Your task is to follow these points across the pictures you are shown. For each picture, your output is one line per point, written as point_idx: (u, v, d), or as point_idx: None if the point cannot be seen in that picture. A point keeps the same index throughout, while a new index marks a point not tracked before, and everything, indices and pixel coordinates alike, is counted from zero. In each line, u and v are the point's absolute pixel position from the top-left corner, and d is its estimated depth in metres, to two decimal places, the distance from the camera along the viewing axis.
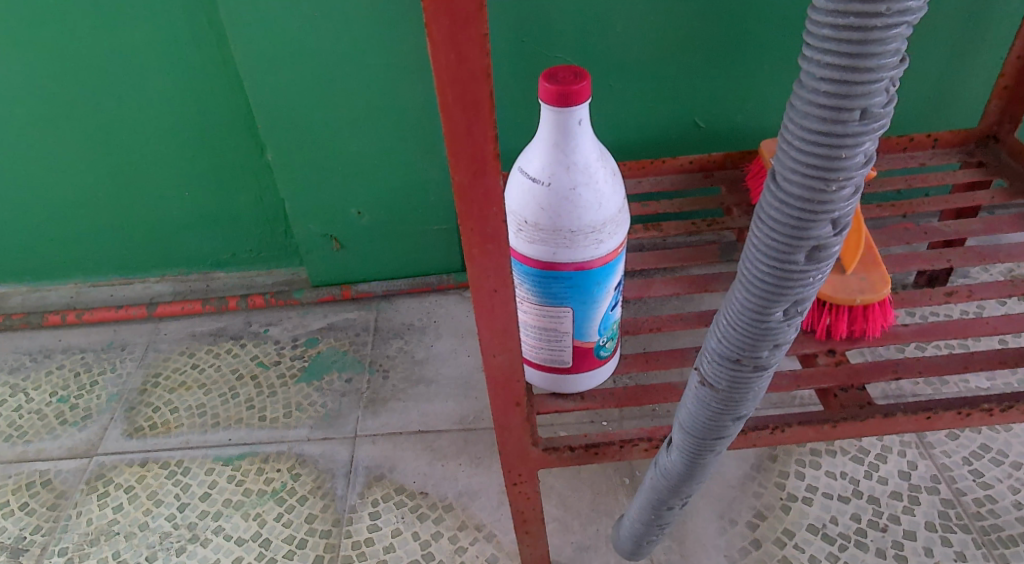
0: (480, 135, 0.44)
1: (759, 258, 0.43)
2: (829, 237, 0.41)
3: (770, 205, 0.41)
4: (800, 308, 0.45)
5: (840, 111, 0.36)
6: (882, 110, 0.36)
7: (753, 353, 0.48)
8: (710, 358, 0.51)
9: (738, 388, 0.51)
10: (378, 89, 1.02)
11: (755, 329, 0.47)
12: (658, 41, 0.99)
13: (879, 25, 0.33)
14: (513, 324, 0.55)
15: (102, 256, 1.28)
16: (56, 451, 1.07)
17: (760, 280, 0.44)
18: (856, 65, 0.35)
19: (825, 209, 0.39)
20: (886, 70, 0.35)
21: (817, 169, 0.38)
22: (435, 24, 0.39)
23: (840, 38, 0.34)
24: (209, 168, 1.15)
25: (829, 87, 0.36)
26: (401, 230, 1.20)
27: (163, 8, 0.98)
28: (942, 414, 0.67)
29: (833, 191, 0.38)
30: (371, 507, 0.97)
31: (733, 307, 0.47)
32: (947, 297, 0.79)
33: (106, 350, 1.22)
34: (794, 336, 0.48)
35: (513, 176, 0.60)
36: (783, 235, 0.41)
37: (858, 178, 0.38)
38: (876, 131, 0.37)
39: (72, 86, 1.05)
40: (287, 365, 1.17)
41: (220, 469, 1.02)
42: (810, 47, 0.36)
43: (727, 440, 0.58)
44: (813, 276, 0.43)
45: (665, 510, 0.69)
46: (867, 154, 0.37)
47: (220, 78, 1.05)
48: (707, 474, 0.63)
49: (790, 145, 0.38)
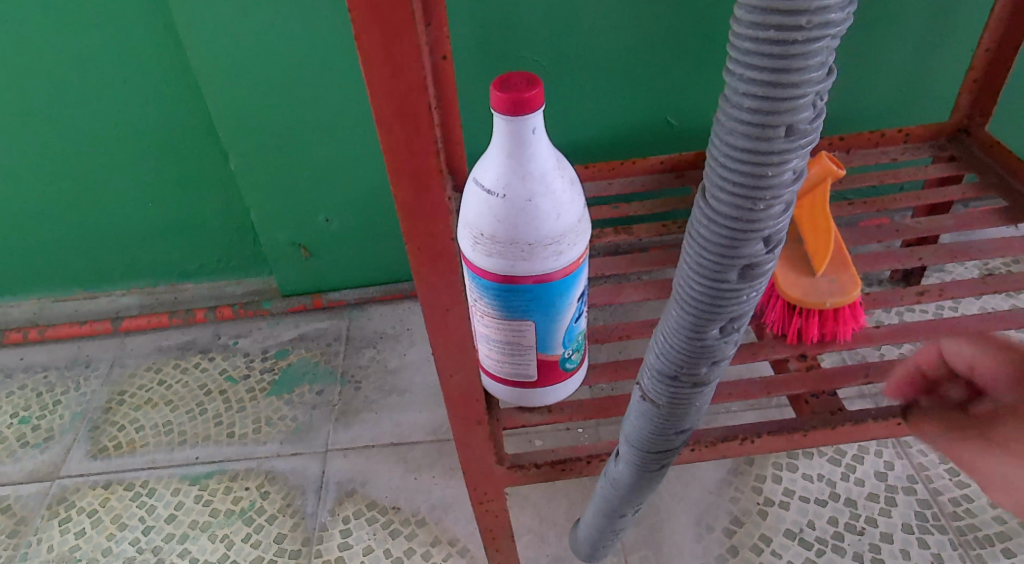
0: (421, 151, 0.41)
1: (692, 275, 0.40)
2: (761, 256, 0.38)
3: (700, 222, 0.38)
4: (738, 325, 0.43)
5: (765, 128, 0.34)
6: (810, 125, 0.34)
7: (691, 370, 0.45)
8: (649, 373, 0.48)
9: (679, 405, 0.48)
10: (341, 93, 0.99)
11: (692, 347, 0.44)
12: (625, 38, 0.97)
13: (801, 39, 0.31)
14: (470, 342, 0.53)
15: (64, 269, 1.24)
16: (17, 475, 1.03)
17: (693, 298, 0.41)
18: (778, 80, 0.32)
19: (756, 227, 0.37)
20: (811, 84, 0.33)
21: (744, 187, 0.36)
22: (366, 34, 0.37)
23: (761, 52, 0.32)
24: (172, 177, 1.12)
25: (753, 102, 0.33)
26: (371, 237, 1.18)
27: (116, 14, 0.94)
28: (912, 420, 0.66)
29: (762, 209, 0.36)
30: (342, 524, 0.94)
31: (669, 323, 0.44)
32: (919, 297, 0.77)
33: (70, 367, 1.19)
34: (734, 353, 0.45)
35: (468, 188, 0.58)
36: (715, 253, 0.39)
37: (788, 196, 0.36)
38: (805, 146, 0.35)
39: (23, 96, 1.01)
40: (257, 379, 1.14)
41: (187, 489, 1.00)
42: (732, 59, 0.34)
43: (673, 456, 0.54)
44: (747, 293, 0.40)
45: (617, 518, 0.65)
46: (797, 170, 0.35)
47: (178, 85, 1.02)
48: (657, 487, 0.60)
49: (717, 160, 0.36)
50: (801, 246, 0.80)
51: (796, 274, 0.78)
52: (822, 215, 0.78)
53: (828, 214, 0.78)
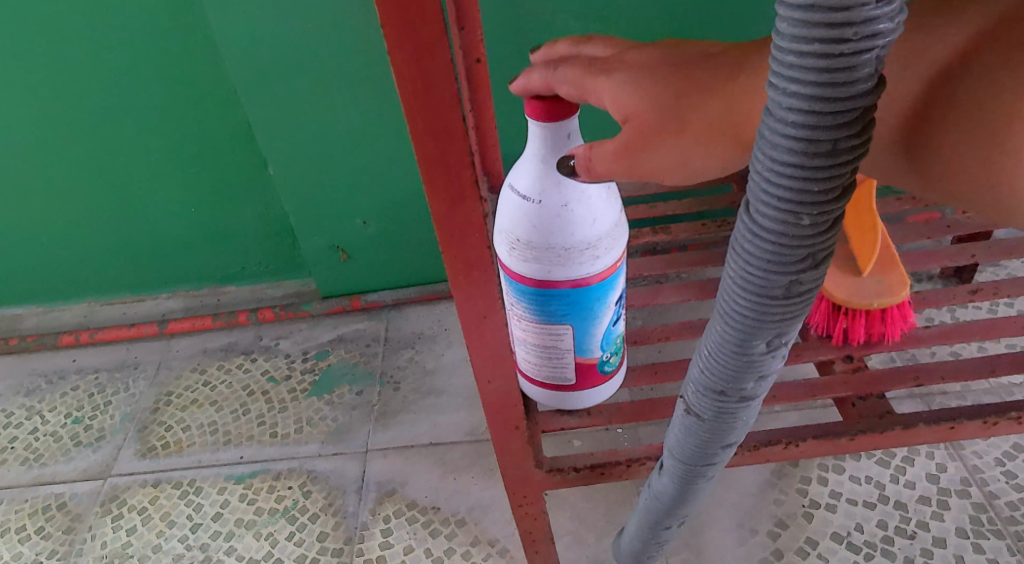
0: (456, 163, 0.41)
1: (736, 291, 0.39)
2: (811, 271, 0.36)
3: (744, 236, 0.37)
4: (786, 340, 0.41)
5: (810, 144, 0.32)
6: (858, 140, 0.32)
7: (737, 384, 0.44)
8: (693, 387, 0.47)
9: (725, 419, 0.47)
10: (376, 97, 1.00)
11: (738, 363, 0.42)
12: (661, 35, 0.95)
13: (847, 51, 0.29)
14: (507, 350, 0.53)
15: (113, 274, 1.28)
16: (71, 474, 1.07)
17: (738, 314, 0.39)
18: (823, 94, 0.30)
19: (802, 243, 0.35)
20: (860, 97, 0.31)
21: (790, 203, 0.34)
22: (398, 51, 0.37)
23: (806, 65, 0.30)
24: (213, 183, 1.15)
25: (797, 117, 0.31)
26: (408, 238, 1.19)
27: (156, 26, 0.96)
28: (966, 424, 0.64)
29: (810, 223, 0.34)
30: (383, 523, 0.95)
31: (713, 338, 0.43)
32: (971, 295, 0.75)
33: (119, 369, 1.22)
34: (781, 366, 0.43)
35: (504, 194, 0.58)
36: (761, 268, 0.37)
37: (837, 210, 0.34)
38: (853, 161, 0.33)
39: (70, 109, 1.04)
40: (298, 380, 1.16)
41: (232, 488, 1.02)
42: (773, 73, 0.32)
43: (719, 468, 0.53)
44: (796, 308, 0.38)
45: (661, 529, 0.64)
46: (845, 185, 0.33)
47: (217, 94, 1.04)
48: (702, 498, 0.58)
49: (760, 175, 0.34)
50: (846, 245, 0.78)
51: (841, 274, 0.76)
52: (869, 215, 0.77)
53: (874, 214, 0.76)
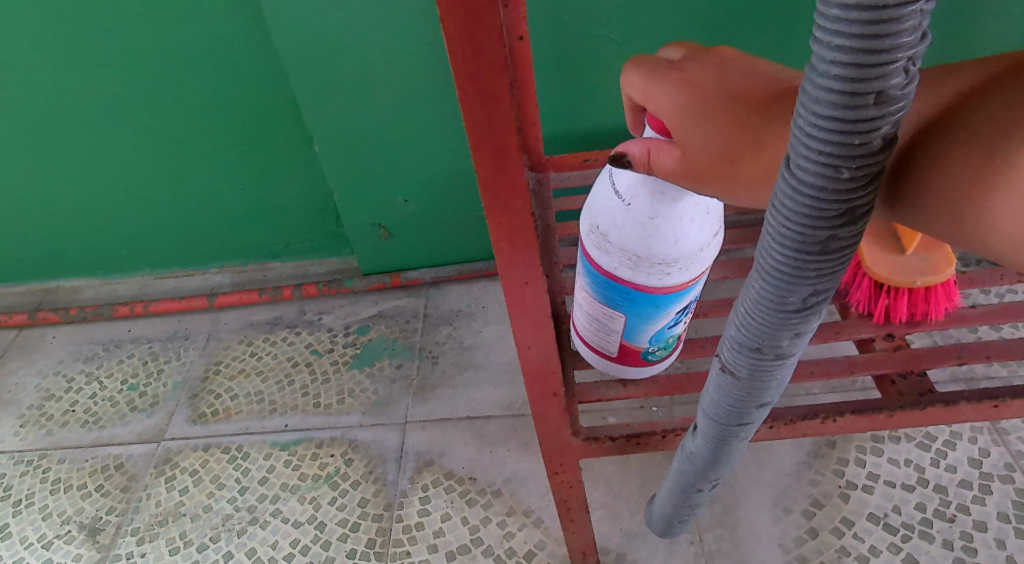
0: (502, 128, 0.43)
1: (773, 247, 0.39)
2: (850, 226, 0.36)
3: (784, 191, 0.36)
4: (824, 298, 0.41)
5: (854, 97, 0.32)
6: (902, 92, 0.32)
7: (773, 342, 0.44)
8: (728, 346, 0.47)
9: (760, 377, 0.47)
10: (419, 76, 1.01)
11: (774, 320, 0.42)
12: (705, 12, 0.94)
13: (892, 3, 0.30)
14: (547, 317, 0.55)
15: (165, 248, 1.33)
16: (127, 436, 1.12)
17: (775, 270, 0.39)
18: (867, 47, 0.31)
19: (840, 196, 0.35)
20: (904, 49, 0.31)
21: (831, 156, 0.34)
22: (449, 15, 0.38)
23: (851, 19, 0.31)
24: (262, 161, 1.18)
25: (840, 70, 0.32)
26: (448, 217, 1.20)
27: (209, 7, 0.98)
28: (1011, 402, 0.62)
29: (850, 177, 0.34)
30: (421, 492, 0.98)
31: (749, 296, 0.43)
32: (1021, 276, 0.73)
33: (171, 339, 1.27)
34: (818, 324, 0.43)
35: (607, 177, 0.58)
36: (799, 223, 0.37)
37: (879, 163, 0.34)
38: (896, 113, 0.33)
39: (127, 89, 1.08)
40: (340, 353, 1.19)
41: (278, 454, 1.06)
42: (818, 28, 0.32)
43: (753, 428, 0.53)
44: (834, 265, 0.38)
45: (694, 492, 0.65)
46: (887, 138, 0.33)
47: (266, 74, 1.06)
48: (736, 460, 0.59)
49: (802, 129, 0.34)
50: None
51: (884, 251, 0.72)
52: None
53: None
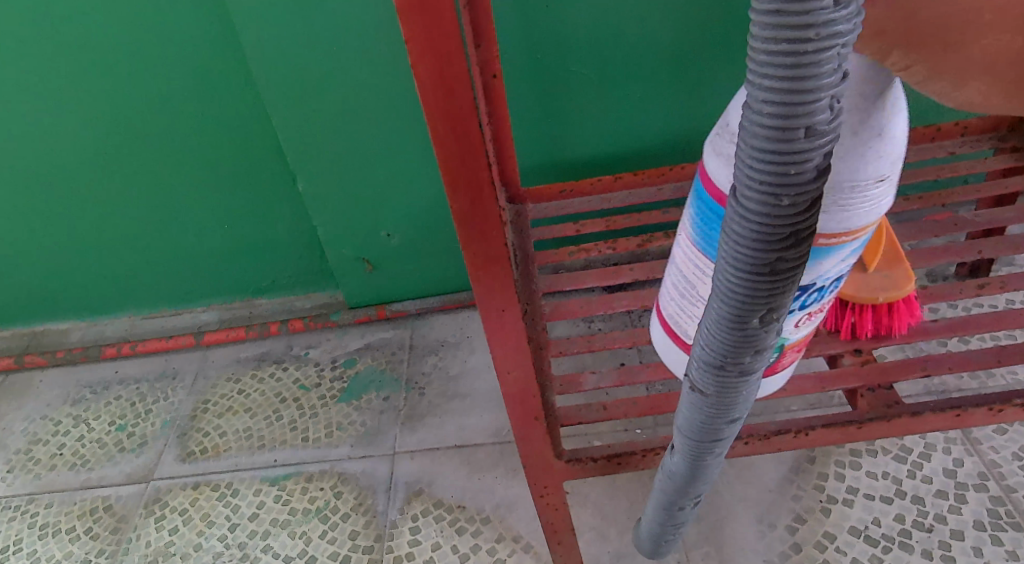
0: (475, 163, 0.46)
1: (727, 270, 0.42)
2: (795, 249, 0.39)
3: (733, 219, 0.40)
4: (779, 315, 0.43)
5: (785, 131, 0.35)
6: (829, 126, 0.35)
7: (736, 359, 0.46)
8: (696, 365, 0.49)
9: (728, 394, 0.49)
10: (400, 113, 1.05)
11: (734, 339, 0.45)
12: (672, 46, 0.99)
13: (811, 49, 0.33)
14: (525, 341, 0.57)
15: (153, 288, 1.34)
16: (116, 477, 1.12)
17: (731, 292, 0.42)
18: (793, 88, 0.34)
19: (784, 222, 0.38)
20: (826, 89, 0.34)
21: (770, 186, 0.37)
22: (422, 62, 0.41)
23: (777, 63, 0.34)
24: (247, 199, 1.20)
25: (772, 108, 0.35)
26: (431, 249, 1.23)
27: (194, 51, 1.02)
28: (972, 411, 0.66)
29: (789, 204, 0.37)
30: (411, 521, 0.99)
31: (711, 317, 0.45)
32: (979, 290, 0.76)
33: (159, 379, 1.28)
34: (777, 341, 0.46)
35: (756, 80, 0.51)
36: (747, 248, 0.40)
37: (815, 191, 0.37)
38: (826, 144, 0.36)
39: (114, 132, 1.11)
40: (328, 387, 1.20)
41: (268, 489, 1.07)
42: (751, 71, 0.35)
43: (726, 443, 0.55)
44: (785, 285, 0.41)
45: (676, 509, 0.67)
46: (821, 167, 0.36)
47: (251, 115, 1.09)
48: (714, 475, 0.61)
49: (744, 161, 0.37)
50: None
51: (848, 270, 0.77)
52: None
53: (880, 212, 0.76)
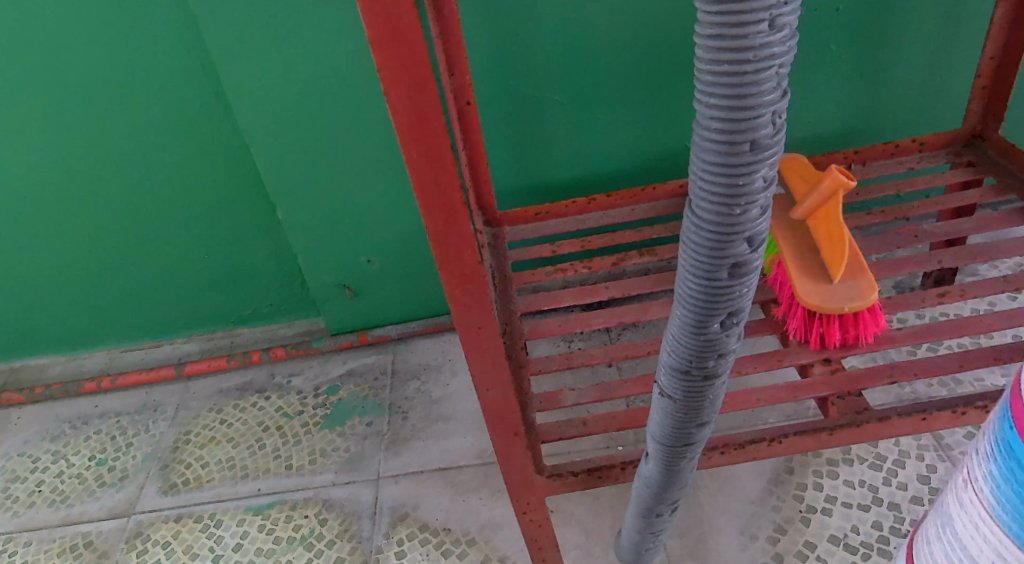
0: (447, 186, 0.48)
1: (688, 276, 0.44)
2: (747, 255, 0.42)
3: (690, 229, 0.42)
4: (738, 319, 0.46)
5: (732, 145, 0.38)
6: (772, 140, 0.38)
7: (701, 364, 0.49)
8: (664, 371, 0.51)
9: (695, 398, 0.51)
10: (377, 141, 1.07)
11: (698, 343, 0.47)
12: (640, 70, 1.02)
13: (751, 69, 0.35)
14: (503, 358, 0.59)
15: (133, 321, 1.34)
16: (97, 513, 1.11)
17: (692, 297, 0.45)
18: (736, 105, 0.36)
19: (737, 230, 0.41)
20: (767, 105, 0.36)
21: (722, 196, 0.39)
22: (393, 89, 0.43)
23: (719, 83, 0.36)
24: (228, 230, 1.21)
25: (718, 124, 0.37)
26: (411, 273, 1.24)
27: (174, 85, 1.04)
28: (936, 414, 0.68)
29: (740, 213, 0.40)
30: (396, 546, 0.99)
31: (675, 323, 0.48)
32: (940, 298, 0.79)
33: (140, 412, 1.27)
34: (738, 344, 0.48)
35: None
36: (704, 255, 0.42)
37: (763, 200, 0.40)
38: (770, 157, 0.38)
39: (93, 165, 1.12)
40: (311, 414, 1.20)
41: (251, 519, 1.06)
42: (698, 90, 0.38)
43: (698, 448, 0.57)
44: (741, 289, 0.44)
45: (654, 518, 0.68)
46: (767, 178, 0.39)
47: (230, 146, 1.11)
48: (689, 481, 0.63)
49: (697, 173, 0.40)
50: (816, 255, 0.82)
51: (814, 281, 0.79)
52: (834, 224, 0.81)
53: (842, 223, 0.79)
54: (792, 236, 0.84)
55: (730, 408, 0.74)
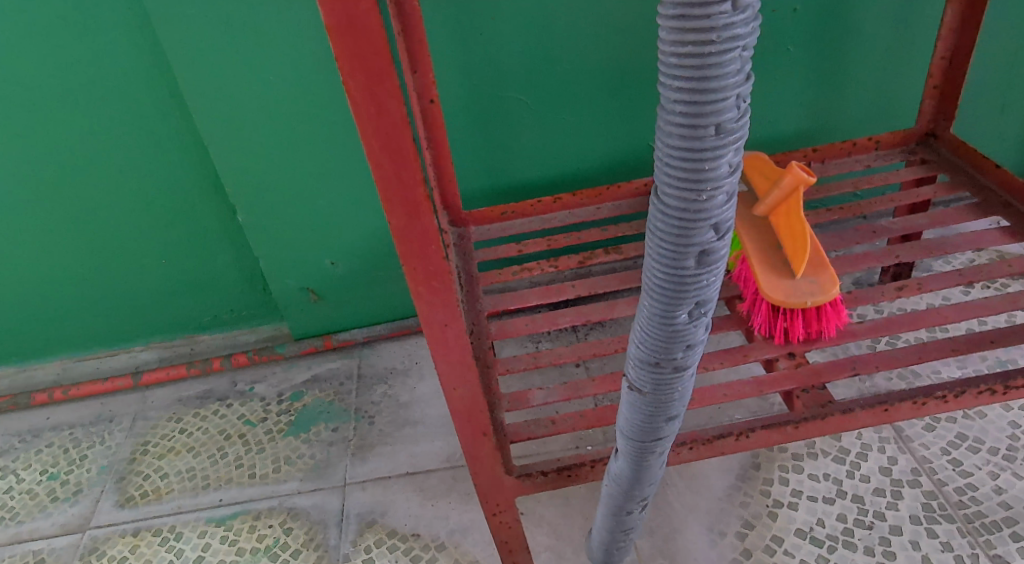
0: (409, 180, 0.47)
1: (655, 265, 0.44)
2: (713, 242, 0.42)
3: (656, 217, 0.42)
4: (705, 309, 0.46)
5: (696, 129, 0.38)
6: (737, 124, 0.38)
7: (668, 355, 0.49)
8: (633, 364, 0.51)
9: (664, 391, 0.51)
10: (340, 141, 1.05)
11: (665, 333, 0.47)
12: (603, 70, 1.03)
13: (714, 51, 0.36)
14: (469, 356, 0.58)
15: (87, 329, 1.29)
16: (49, 529, 1.07)
17: (659, 286, 0.45)
18: (701, 87, 0.37)
19: (703, 216, 0.41)
20: (730, 88, 0.37)
21: (687, 181, 0.40)
22: (352, 80, 0.42)
23: (683, 65, 0.36)
24: (186, 235, 1.18)
25: (683, 108, 0.38)
26: (376, 277, 1.23)
27: (127, 84, 1.00)
28: (898, 405, 0.70)
29: (706, 199, 0.40)
30: (364, 554, 0.97)
31: (643, 314, 0.48)
32: (898, 292, 0.81)
33: (95, 423, 1.23)
34: (706, 335, 0.48)
35: None
36: (671, 242, 0.42)
37: (728, 186, 0.40)
38: (735, 142, 0.39)
39: (41, 168, 1.07)
40: (274, 421, 1.17)
41: (213, 531, 1.03)
42: (663, 74, 0.38)
43: (667, 443, 0.57)
44: (707, 277, 0.44)
45: (624, 516, 0.68)
46: (732, 163, 0.39)
47: (187, 147, 1.08)
48: (658, 477, 0.63)
49: (662, 159, 0.40)
50: (779, 251, 0.83)
51: (777, 277, 0.80)
52: (797, 221, 0.82)
53: (804, 219, 0.81)
54: (756, 234, 0.85)
55: (697, 405, 0.74)
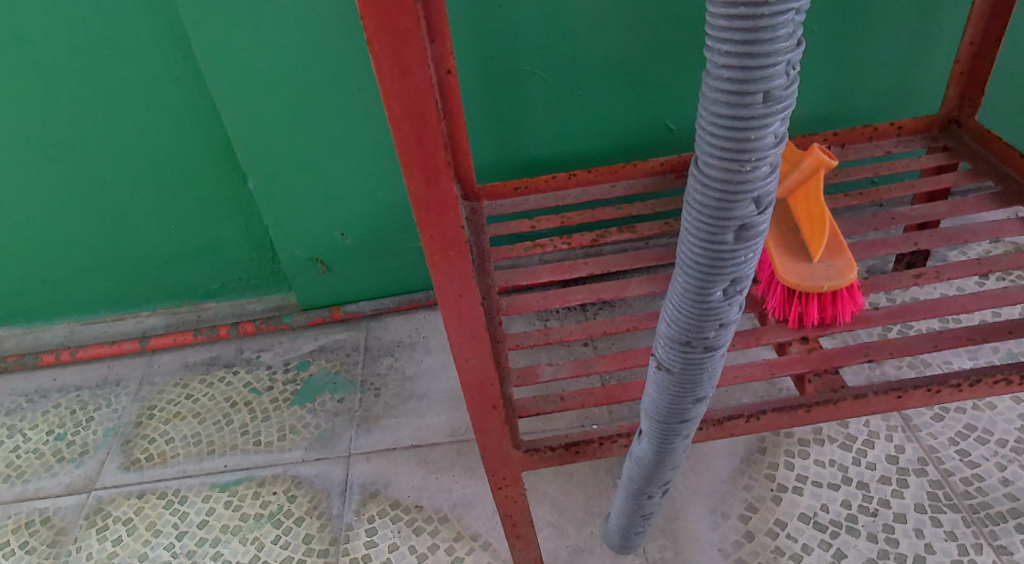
0: (430, 146, 0.46)
1: (692, 239, 0.44)
2: (753, 216, 0.42)
3: (696, 188, 0.42)
4: (740, 286, 0.46)
5: (744, 96, 0.37)
6: (784, 92, 0.38)
7: (701, 334, 0.49)
8: (663, 343, 0.52)
9: (694, 370, 0.52)
10: (353, 111, 1.04)
11: (698, 311, 0.47)
12: (621, 48, 1.01)
13: (767, 14, 0.35)
14: (482, 328, 0.58)
15: (94, 293, 1.29)
16: (55, 489, 1.08)
17: (695, 262, 0.45)
18: (750, 52, 0.36)
19: (745, 188, 0.41)
20: (780, 54, 0.36)
21: (731, 151, 0.39)
22: (377, 40, 0.41)
23: (734, 28, 0.36)
24: (195, 202, 1.17)
25: (731, 73, 0.37)
26: (385, 249, 1.22)
27: (137, 44, 0.99)
28: (911, 392, 0.69)
29: (749, 170, 0.40)
30: (367, 523, 0.98)
31: (677, 291, 0.48)
32: (916, 279, 0.79)
33: (101, 386, 1.23)
34: (739, 314, 0.48)
35: None
36: (710, 216, 0.42)
37: (771, 157, 0.40)
38: (781, 111, 0.38)
39: (51, 127, 1.06)
40: (280, 390, 1.18)
41: (217, 495, 1.04)
42: (710, 39, 0.38)
43: (694, 424, 0.58)
44: (745, 252, 0.44)
45: (645, 499, 0.69)
46: (778, 134, 0.39)
47: (198, 112, 1.07)
48: (681, 461, 0.63)
49: (705, 128, 0.40)
50: (796, 235, 0.82)
51: (793, 260, 0.80)
52: (816, 204, 0.81)
53: (822, 203, 0.80)
54: (774, 216, 0.84)
55: None
